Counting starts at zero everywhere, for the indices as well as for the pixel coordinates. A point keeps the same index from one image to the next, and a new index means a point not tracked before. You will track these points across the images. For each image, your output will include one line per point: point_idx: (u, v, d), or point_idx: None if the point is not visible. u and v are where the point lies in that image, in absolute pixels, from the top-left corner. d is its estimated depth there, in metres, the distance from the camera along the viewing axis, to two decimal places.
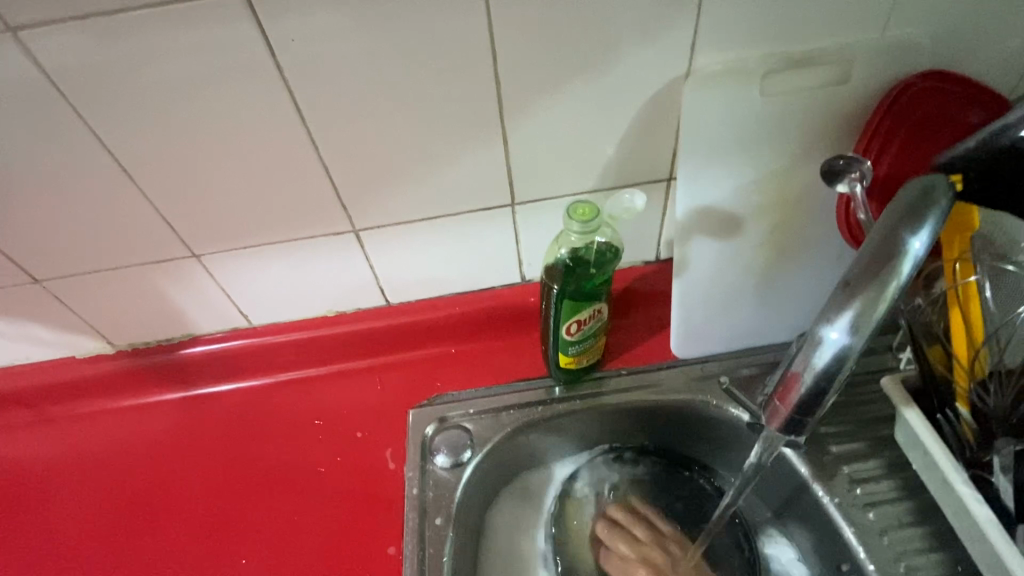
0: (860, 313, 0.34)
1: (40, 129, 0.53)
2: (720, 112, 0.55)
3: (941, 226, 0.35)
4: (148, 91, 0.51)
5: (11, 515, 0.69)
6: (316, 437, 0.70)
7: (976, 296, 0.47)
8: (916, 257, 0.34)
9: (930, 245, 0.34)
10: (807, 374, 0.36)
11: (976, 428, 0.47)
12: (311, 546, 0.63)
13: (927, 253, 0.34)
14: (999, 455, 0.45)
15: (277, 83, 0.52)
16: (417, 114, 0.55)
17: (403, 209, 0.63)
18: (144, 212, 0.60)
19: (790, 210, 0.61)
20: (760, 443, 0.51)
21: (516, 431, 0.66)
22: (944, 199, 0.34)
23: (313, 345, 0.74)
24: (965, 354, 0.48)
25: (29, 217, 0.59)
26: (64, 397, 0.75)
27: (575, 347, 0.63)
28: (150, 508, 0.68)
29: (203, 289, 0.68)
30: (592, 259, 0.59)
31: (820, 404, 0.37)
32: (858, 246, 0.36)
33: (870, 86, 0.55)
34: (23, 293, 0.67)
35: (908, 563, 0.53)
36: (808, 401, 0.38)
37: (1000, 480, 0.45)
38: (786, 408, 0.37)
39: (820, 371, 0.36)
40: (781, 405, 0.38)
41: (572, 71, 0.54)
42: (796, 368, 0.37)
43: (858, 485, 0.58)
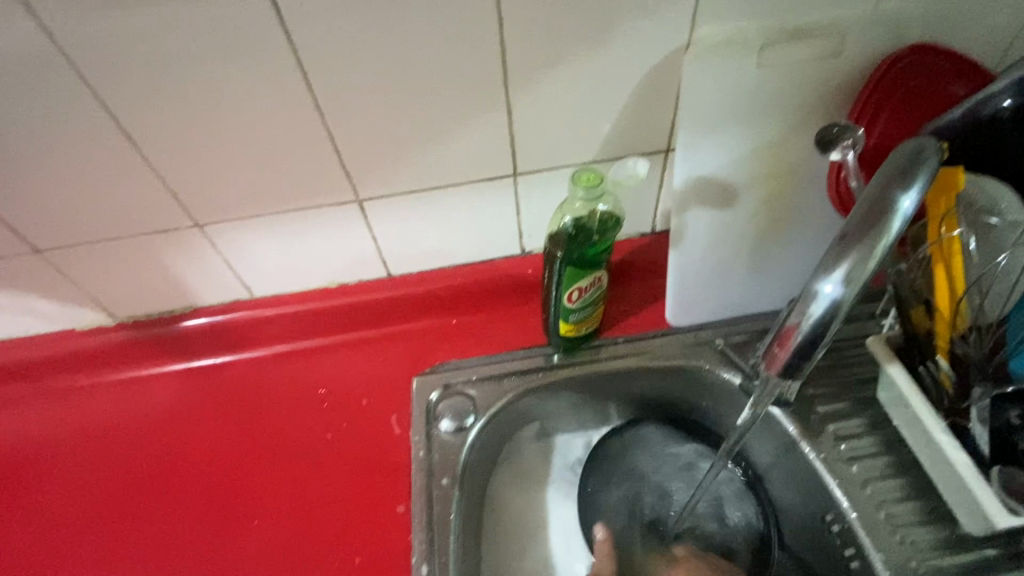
0: (854, 266, 0.36)
1: (41, 95, 0.52)
2: (720, 82, 0.57)
3: (930, 186, 0.36)
4: (153, 56, 0.51)
5: (21, 486, 0.70)
6: (321, 405, 0.72)
7: (958, 249, 0.47)
8: (905, 214, 0.35)
9: (920, 203, 0.35)
10: (803, 326, 0.38)
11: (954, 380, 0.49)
12: (321, 507, 0.65)
13: (916, 211, 0.36)
14: (976, 408, 0.48)
15: (284, 49, 0.52)
16: (423, 83, 0.56)
17: (407, 179, 0.64)
18: (148, 182, 0.60)
19: (783, 180, 0.63)
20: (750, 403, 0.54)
21: (518, 396, 0.68)
22: (933, 160, 0.36)
23: (315, 316, 0.75)
24: (947, 312, 0.48)
25: (30, 186, 0.59)
26: (65, 368, 0.76)
27: (576, 315, 0.65)
28: (159, 475, 0.69)
29: (206, 260, 0.69)
30: (595, 227, 0.60)
31: (815, 351, 0.38)
32: (852, 206, 0.37)
33: (863, 58, 0.57)
34: (22, 264, 0.66)
35: (888, 511, 0.57)
36: (802, 355, 0.39)
37: (976, 427, 0.48)
38: (783, 354, 0.39)
39: (815, 323, 0.37)
40: (778, 352, 0.39)
41: (578, 41, 0.55)
42: (792, 322, 0.38)
43: (842, 441, 0.62)
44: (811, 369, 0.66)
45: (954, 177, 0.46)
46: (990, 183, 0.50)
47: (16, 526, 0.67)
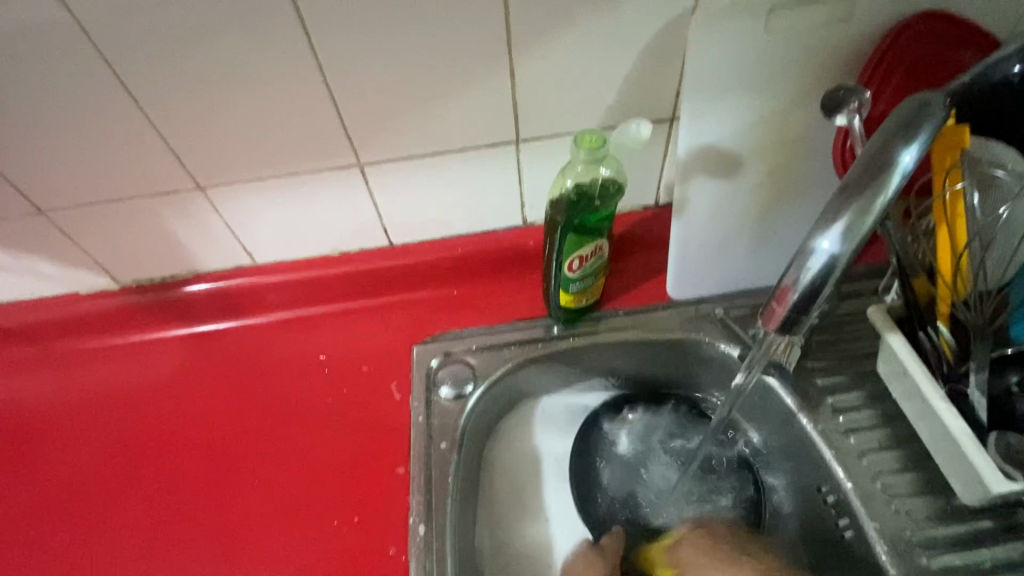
0: (854, 219, 0.35)
1: (44, 51, 0.52)
2: (728, 46, 0.56)
3: (931, 143, 0.36)
4: (154, 9, 0.50)
5: (28, 446, 0.71)
6: (322, 371, 0.72)
7: (962, 205, 0.45)
8: (906, 169, 0.35)
9: (920, 158, 0.35)
10: (801, 281, 0.37)
11: (955, 347, 0.50)
12: (321, 469, 0.65)
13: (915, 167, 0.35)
14: (974, 374, 0.48)
15: (287, 5, 0.51)
16: (426, 43, 0.55)
17: (408, 144, 0.63)
18: (150, 142, 0.60)
19: (789, 149, 0.62)
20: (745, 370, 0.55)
21: (517, 365, 0.68)
22: (935, 116, 0.36)
23: (317, 284, 0.75)
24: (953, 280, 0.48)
25: (33, 144, 0.59)
26: (69, 332, 0.76)
27: (576, 284, 0.65)
28: (162, 437, 0.70)
29: (209, 224, 0.69)
30: (596, 194, 0.60)
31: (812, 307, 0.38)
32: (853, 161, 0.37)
33: (874, 25, 0.56)
34: (26, 225, 0.67)
35: (884, 482, 0.58)
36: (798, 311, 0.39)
37: (974, 394, 0.48)
38: (781, 309, 0.39)
39: (813, 277, 0.37)
40: (776, 307, 0.39)
41: (583, 2, 0.54)
42: (789, 278, 0.38)
43: (840, 414, 0.62)
44: (811, 342, 0.66)
45: (960, 135, 0.44)
46: (994, 144, 0.49)
47: (25, 483, 0.68)
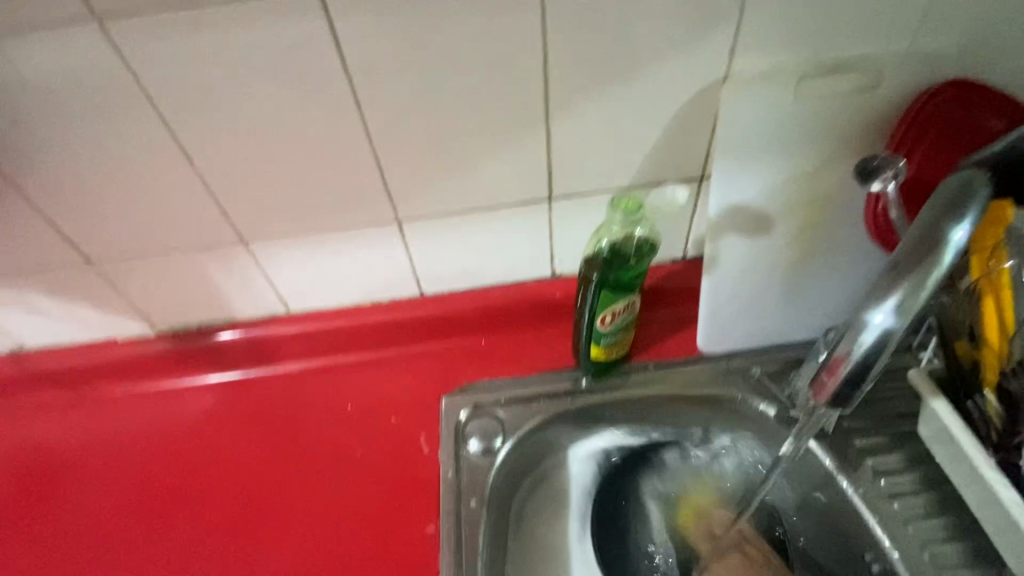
0: (906, 296, 0.36)
1: (112, 115, 0.55)
2: (757, 112, 0.58)
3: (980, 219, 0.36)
4: (217, 79, 0.54)
5: (55, 494, 0.71)
6: (351, 421, 0.72)
7: (1008, 282, 0.46)
8: (957, 247, 0.35)
9: (971, 236, 0.36)
10: (854, 354, 0.38)
11: (1001, 412, 0.47)
12: (348, 524, 0.64)
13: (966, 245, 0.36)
14: None
15: (339, 75, 0.54)
16: (467, 109, 0.58)
17: (444, 201, 0.65)
18: (200, 198, 0.63)
19: (819, 209, 0.63)
20: (793, 439, 0.55)
21: (548, 419, 0.68)
22: (981, 193, 0.37)
23: (348, 333, 0.76)
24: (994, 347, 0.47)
25: (90, 199, 0.62)
26: (103, 377, 0.77)
27: (608, 339, 0.65)
28: (189, 486, 0.70)
29: (248, 275, 0.71)
30: (631, 252, 0.61)
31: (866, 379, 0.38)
32: (902, 236, 0.38)
33: (898, 92, 0.58)
34: (74, 274, 0.69)
35: (932, 552, 0.56)
36: (853, 384, 0.39)
37: None
38: (834, 381, 0.39)
39: (867, 352, 0.37)
40: (829, 378, 0.39)
41: (618, 71, 0.56)
42: (841, 350, 0.39)
43: (882, 477, 0.60)
44: None
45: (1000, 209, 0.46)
46: None
47: (51, 533, 0.68)
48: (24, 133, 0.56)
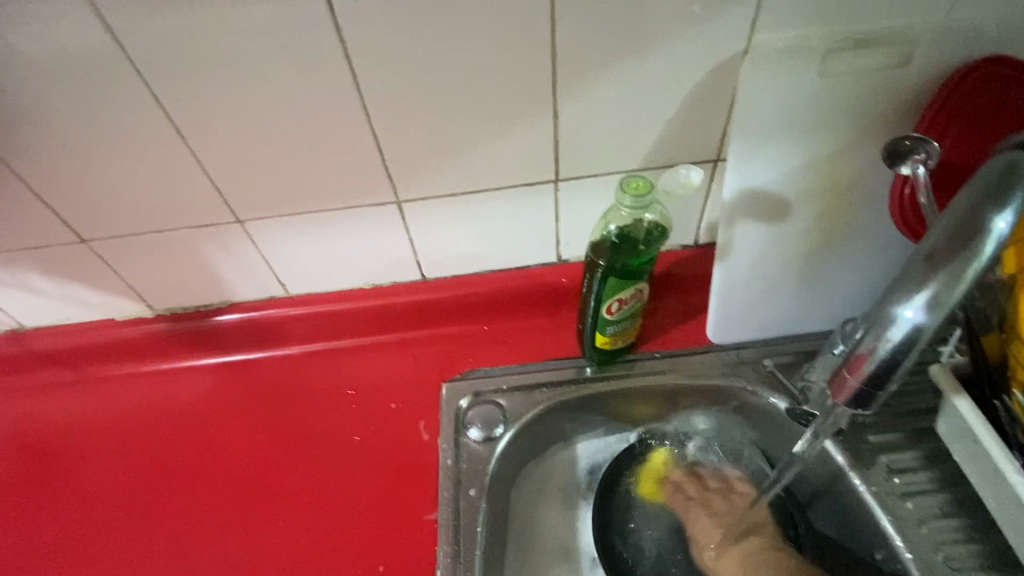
0: (941, 290, 0.33)
1: (99, 88, 0.53)
2: (778, 91, 0.54)
3: None
4: (207, 52, 0.51)
5: (55, 475, 0.70)
6: (350, 406, 0.71)
7: None
8: (1000, 237, 0.33)
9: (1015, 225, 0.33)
10: (879, 351, 0.36)
11: None
12: (345, 511, 0.64)
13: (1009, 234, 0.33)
14: None
15: (336, 50, 0.52)
16: (470, 85, 0.55)
17: (446, 182, 0.63)
18: (194, 176, 0.61)
19: (840, 194, 0.60)
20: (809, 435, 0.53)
21: (549, 408, 0.66)
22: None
23: (348, 317, 0.75)
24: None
25: (81, 176, 0.60)
26: (102, 357, 0.77)
27: (613, 327, 0.63)
28: (187, 468, 0.69)
29: (245, 256, 0.69)
30: (640, 237, 0.58)
31: (893, 377, 0.36)
32: (936, 225, 0.35)
33: (932, 70, 0.54)
34: (69, 253, 0.67)
35: (946, 554, 0.54)
36: (875, 380, 0.37)
37: None
38: (856, 379, 0.37)
39: (894, 350, 0.35)
40: (851, 376, 0.37)
41: (631, 47, 0.53)
42: (866, 346, 0.36)
43: (895, 475, 0.58)
44: None
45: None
46: None
47: (50, 514, 0.67)
48: (11, 107, 0.54)
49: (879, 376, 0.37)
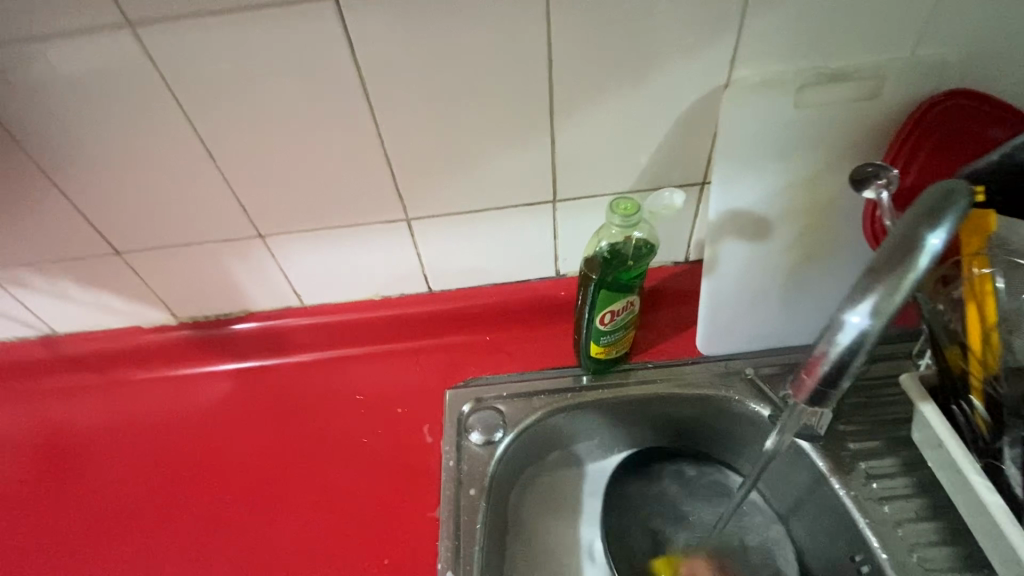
0: (882, 298, 0.36)
1: (141, 114, 0.59)
2: (757, 119, 0.59)
3: (961, 226, 0.37)
4: (239, 83, 0.57)
5: (82, 472, 0.75)
6: (359, 410, 0.75)
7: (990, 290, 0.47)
8: (933, 252, 0.36)
9: (949, 241, 0.36)
10: (829, 355, 0.38)
11: (989, 421, 0.48)
12: (353, 508, 0.67)
13: (944, 250, 0.36)
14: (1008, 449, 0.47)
15: (354, 81, 0.57)
16: (475, 113, 0.60)
17: (452, 201, 0.68)
18: (222, 194, 0.66)
19: (818, 215, 0.64)
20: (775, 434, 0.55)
21: (547, 414, 0.70)
22: (962, 203, 0.37)
23: (359, 327, 0.79)
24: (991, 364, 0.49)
25: (119, 194, 0.65)
26: (128, 362, 0.82)
27: (607, 337, 0.67)
28: (205, 467, 0.73)
29: (264, 268, 0.74)
30: (629, 253, 0.62)
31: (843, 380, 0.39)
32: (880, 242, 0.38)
33: (899, 101, 0.59)
34: (103, 264, 0.73)
35: (920, 555, 0.56)
36: (828, 384, 0.39)
37: (1010, 468, 0.47)
38: (809, 381, 0.39)
39: (841, 353, 0.37)
40: (805, 379, 0.40)
41: (621, 79, 0.58)
42: (818, 351, 0.39)
43: (874, 480, 0.61)
44: (844, 405, 0.66)
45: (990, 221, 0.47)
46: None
47: (76, 509, 0.72)
48: (63, 130, 0.59)
49: (831, 380, 0.39)
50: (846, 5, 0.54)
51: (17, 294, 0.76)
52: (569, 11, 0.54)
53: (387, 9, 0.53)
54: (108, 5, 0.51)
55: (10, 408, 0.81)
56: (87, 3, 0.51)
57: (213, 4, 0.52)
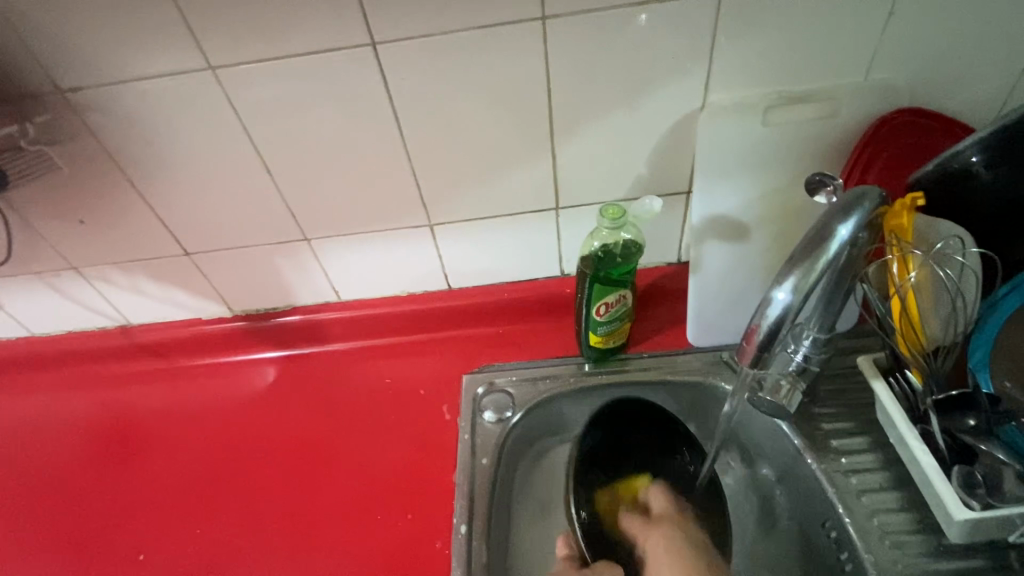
0: (801, 277, 0.48)
1: (214, 138, 0.71)
2: (730, 136, 0.69)
3: (865, 222, 0.49)
4: (295, 113, 0.69)
5: (150, 444, 0.86)
6: (386, 392, 0.86)
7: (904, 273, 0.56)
8: (841, 240, 0.48)
9: (854, 232, 0.48)
10: (763, 324, 0.50)
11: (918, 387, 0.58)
12: (381, 474, 0.77)
13: (851, 239, 0.48)
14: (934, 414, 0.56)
15: (388, 110, 0.69)
16: (488, 134, 0.71)
17: (469, 208, 0.79)
18: (275, 203, 0.78)
19: (790, 219, 0.73)
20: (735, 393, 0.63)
21: (550, 396, 0.79)
22: (868, 204, 0.49)
23: (387, 320, 0.90)
24: (910, 336, 0.57)
25: (191, 204, 0.78)
26: (190, 350, 0.94)
27: (604, 328, 0.76)
28: (255, 439, 0.84)
29: (308, 267, 0.86)
30: (618, 252, 0.73)
31: (775, 344, 0.50)
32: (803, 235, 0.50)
33: (855, 120, 0.68)
34: (174, 263, 0.86)
35: (881, 520, 0.62)
36: (763, 348, 0.51)
37: (937, 430, 0.55)
38: (750, 345, 0.51)
39: (772, 320, 0.49)
40: (747, 344, 0.51)
41: (612, 105, 0.69)
42: (755, 322, 0.50)
43: (843, 455, 0.67)
44: (821, 390, 0.73)
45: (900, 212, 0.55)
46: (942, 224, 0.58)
47: (146, 476, 0.83)
48: (151, 152, 0.72)
49: (767, 345, 0.51)
50: (801, 40, 0.63)
51: (100, 289, 0.89)
52: (566, 50, 0.64)
53: (414, 52, 0.64)
54: (195, 53, 0.64)
55: (90, 389, 0.95)
56: (179, 53, 0.64)
57: (277, 51, 0.64)
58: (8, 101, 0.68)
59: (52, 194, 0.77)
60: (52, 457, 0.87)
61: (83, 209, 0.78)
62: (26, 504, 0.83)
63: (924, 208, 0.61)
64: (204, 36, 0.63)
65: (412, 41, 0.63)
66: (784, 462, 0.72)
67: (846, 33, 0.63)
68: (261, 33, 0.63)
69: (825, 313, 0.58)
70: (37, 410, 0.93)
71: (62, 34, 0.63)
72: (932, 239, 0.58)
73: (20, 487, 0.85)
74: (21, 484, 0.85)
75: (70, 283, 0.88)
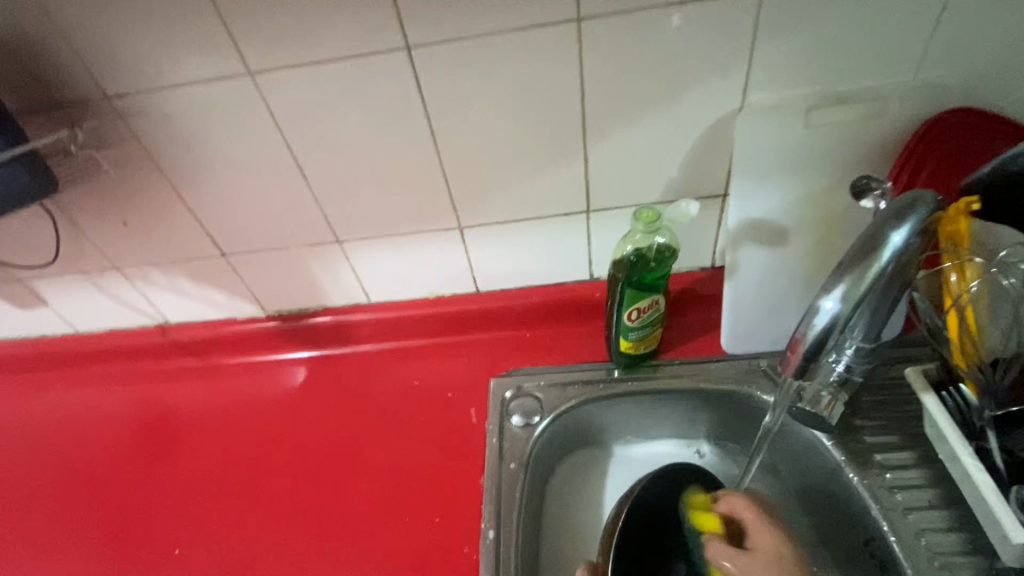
0: (851, 285, 0.46)
1: (251, 141, 0.73)
2: (769, 138, 0.67)
3: (921, 228, 0.46)
4: (330, 117, 0.70)
5: (186, 441, 0.88)
6: (415, 394, 0.86)
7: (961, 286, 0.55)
8: (895, 246, 0.46)
9: (909, 238, 0.46)
10: (809, 334, 0.49)
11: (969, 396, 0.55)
12: (410, 472, 0.78)
13: (905, 245, 0.46)
14: (990, 430, 0.53)
15: (421, 113, 0.69)
16: (521, 137, 0.71)
17: (498, 211, 0.78)
18: (309, 205, 0.79)
19: (831, 223, 0.70)
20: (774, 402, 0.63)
21: (580, 402, 0.78)
22: (925, 207, 0.46)
23: (416, 322, 0.90)
24: (966, 348, 0.55)
25: (228, 205, 0.80)
26: (224, 348, 0.96)
27: (635, 333, 0.74)
28: (287, 438, 0.86)
29: (339, 269, 0.87)
30: (652, 257, 0.71)
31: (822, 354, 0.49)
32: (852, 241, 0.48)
33: (902, 121, 0.65)
34: (211, 264, 0.88)
35: (928, 540, 0.59)
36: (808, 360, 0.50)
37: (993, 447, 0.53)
38: (795, 356, 0.50)
39: (818, 331, 0.48)
40: (791, 354, 0.50)
41: (647, 106, 0.67)
42: (800, 332, 0.49)
43: (888, 471, 0.64)
44: (864, 401, 0.70)
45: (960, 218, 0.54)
46: (1000, 229, 0.55)
47: (182, 470, 0.85)
48: (190, 154, 0.74)
49: (813, 355, 0.50)
50: (847, 37, 0.61)
51: (141, 288, 0.92)
52: (601, 50, 0.63)
53: (448, 55, 0.64)
54: (235, 59, 0.65)
55: (127, 386, 0.97)
56: (220, 58, 0.65)
57: (313, 55, 0.65)
58: (58, 107, 0.71)
59: (97, 196, 0.80)
60: (93, 451, 0.90)
61: (126, 211, 0.81)
62: (70, 496, 0.86)
63: (982, 213, 0.58)
64: (243, 42, 0.64)
65: (445, 44, 0.63)
66: (824, 475, 0.69)
67: (895, 30, 0.60)
68: (299, 38, 0.63)
69: (874, 321, 0.55)
70: (79, 405, 0.96)
71: (109, 40, 0.65)
72: (994, 246, 0.54)
73: (63, 479, 0.88)
74: (66, 477, 0.88)
75: (113, 282, 0.91)
